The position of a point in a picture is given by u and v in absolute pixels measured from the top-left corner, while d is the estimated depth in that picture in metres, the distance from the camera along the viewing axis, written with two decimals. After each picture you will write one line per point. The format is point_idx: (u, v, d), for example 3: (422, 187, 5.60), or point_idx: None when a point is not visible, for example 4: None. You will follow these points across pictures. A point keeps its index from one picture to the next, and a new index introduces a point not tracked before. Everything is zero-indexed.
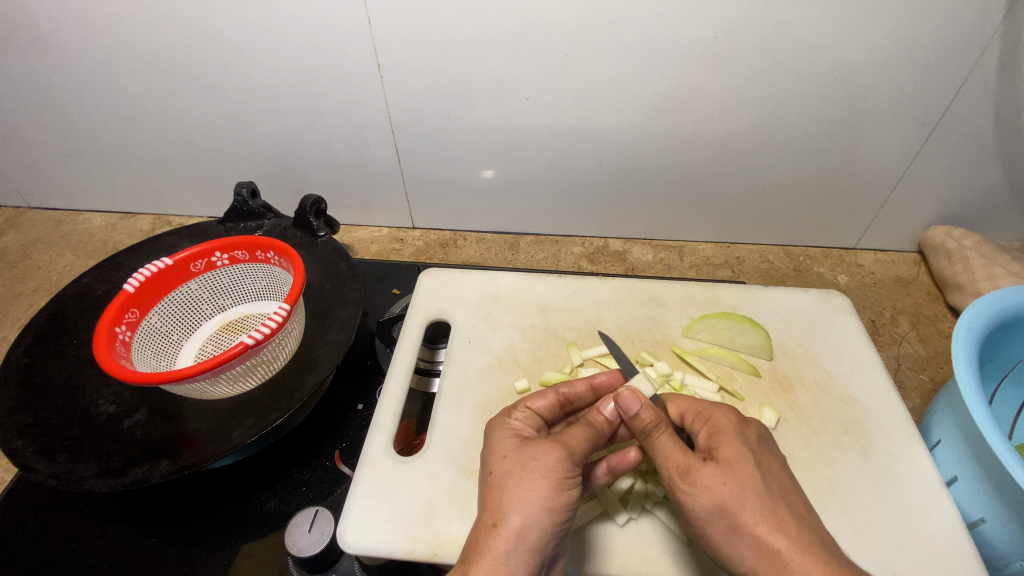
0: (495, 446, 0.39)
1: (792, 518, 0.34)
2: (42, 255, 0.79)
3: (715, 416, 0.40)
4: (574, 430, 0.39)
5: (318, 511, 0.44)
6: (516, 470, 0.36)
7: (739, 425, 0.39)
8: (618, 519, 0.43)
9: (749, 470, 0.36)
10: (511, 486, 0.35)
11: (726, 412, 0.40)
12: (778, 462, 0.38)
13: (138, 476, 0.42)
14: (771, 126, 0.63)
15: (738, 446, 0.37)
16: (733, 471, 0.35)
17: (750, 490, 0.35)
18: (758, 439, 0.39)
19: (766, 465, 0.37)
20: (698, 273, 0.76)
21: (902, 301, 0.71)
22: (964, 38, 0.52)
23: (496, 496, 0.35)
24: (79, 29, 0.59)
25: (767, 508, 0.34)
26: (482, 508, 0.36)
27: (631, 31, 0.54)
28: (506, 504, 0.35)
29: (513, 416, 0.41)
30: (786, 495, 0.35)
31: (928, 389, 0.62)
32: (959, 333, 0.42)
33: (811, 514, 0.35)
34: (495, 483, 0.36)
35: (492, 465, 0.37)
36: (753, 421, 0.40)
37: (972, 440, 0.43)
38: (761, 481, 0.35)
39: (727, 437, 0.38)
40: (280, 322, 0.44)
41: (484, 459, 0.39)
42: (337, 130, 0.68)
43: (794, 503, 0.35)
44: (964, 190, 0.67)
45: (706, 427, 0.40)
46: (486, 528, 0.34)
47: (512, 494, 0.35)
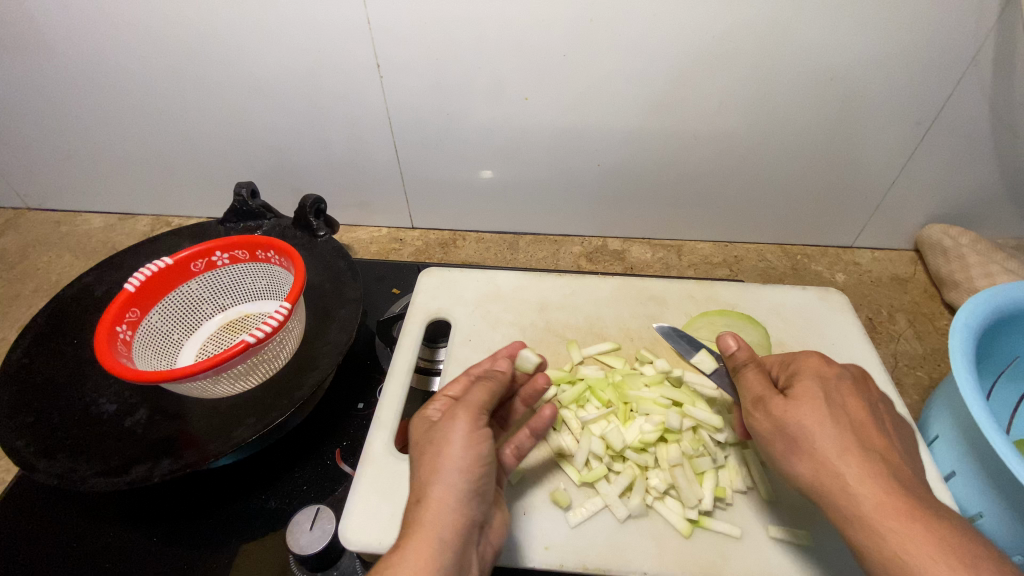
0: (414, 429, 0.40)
1: (855, 445, 0.35)
2: (41, 255, 0.79)
3: (796, 358, 0.42)
4: (473, 389, 0.40)
5: (320, 509, 0.44)
6: (429, 445, 0.36)
7: (826, 367, 0.40)
8: (619, 515, 0.43)
9: (820, 405, 0.37)
10: (426, 458, 0.35)
11: (809, 355, 0.42)
12: (864, 400, 0.38)
13: (139, 475, 0.42)
14: (769, 125, 0.63)
15: (813, 382, 0.38)
16: (801, 399, 0.37)
17: (814, 420, 0.36)
18: (843, 377, 0.39)
19: (845, 401, 0.37)
20: (697, 272, 0.76)
21: (899, 298, 0.71)
22: (961, 38, 0.53)
23: (415, 474, 0.36)
24: (80, 30, 0.59)
25: (837, 437, 0.35)
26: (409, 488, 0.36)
27: (630, 31, 0.55)
28: (424, 479, 0.35)
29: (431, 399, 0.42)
30: (859, 426, 0.36)
31: (925, 385, 0.62)
32: (956, 328, 0.43)
33: (891, 450, 0.35)
34: (416, 466, 0.36)
35: (412, 452, 0.38)
36: (839, 362, 0.41)
37: (970, 435, 0.43)
38: (832, 416, 0.36)
39: (806, 376, 0.39)
40: (280, 321, 0.44)
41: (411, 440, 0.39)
42: (337, 130, 0.68)
43: (869, 435, 0.35)
44: (960, 188, 0.67)
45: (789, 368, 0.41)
46: (411, 505, 0.34)
47: (430, 467, 0.35)
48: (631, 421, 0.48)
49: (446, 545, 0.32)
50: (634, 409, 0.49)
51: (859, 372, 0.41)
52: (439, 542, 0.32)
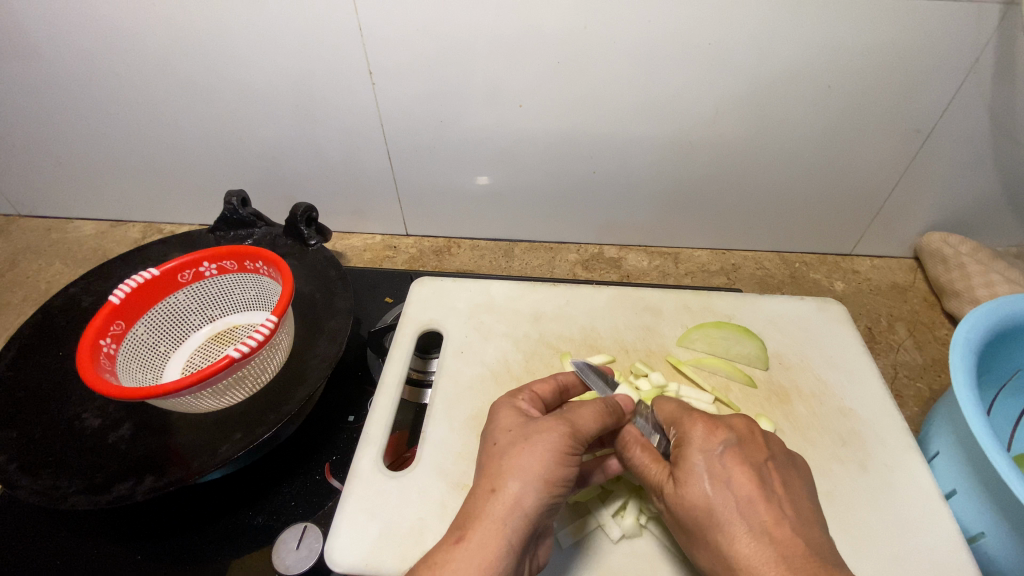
0: (498, 416, 0.39)
1: (743, 532, 0.32)
2: (30, 264, 0.78)
3: (682, 426, 0.39)
4: (583, 409, 0.38)
5: (307, 527, 0.44)
6: (519, 441, 0.35)
7: (705, 437, 0.37)
8: (612, 535, 0.42)
9: (705, 499, 0.34)
10: (513, 454, 0.34)
11: (691, 424, 0.38)
12: (751, 469, 0.35)
13: (121, 493, 0.41)
14: (768, 132, 0.62)
15: (695, 464, 0.36)
16: (682, 495, 0.35)
17: (702, 516, 0.34)
18: (726, 448, 0.36)
19: (733, 479, 0.34)
20: (694, 280, 0.75)
21: (899, 308, 0.71)
22: (959, 44, 0.52)
23: (494, 460, 0.35)
24: (67, 36, 0.59)
25: (721, 528, 0.33)
26: (481, 474, 0.35)
27: (624, 37, 0.54)
28: (504, 470, 0.34)
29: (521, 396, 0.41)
30: (747, 504, 0.33)
31: (925, 397, 0.61)
32: (957, 343, 0.42)
33: (785, 521, 0.33)
34: (497, 453, 0.36)
35: (496, 438, 0.37)
36: (723, 424, 0.38)
37: (972, 453, 0.42)
38: (720, 507, 0.34)
39: (686, 453, 0.36)
40: (267, 334, 0.43)
41: (490, 426, 0.39)
42: (328, 137, 0.68)
43: (756, 512, 0.33)
44: (960, 195, 0.66)
45: (676, 438, 0.38)
46: (483, 493, 0.33)
47: (513, 462, 0.34)
48: None
49: (505, 555, 0.31)
50: None
51: (744, 425, 0.38)
52: (503, 546, 0.31)
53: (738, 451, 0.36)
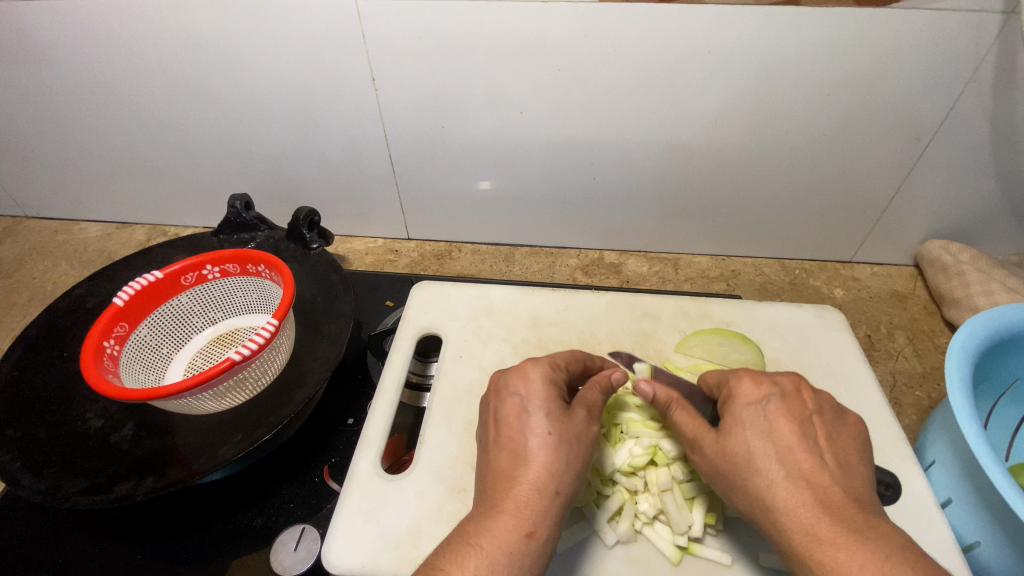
0: (541, 400, 0.39)
1: (781, 477, 0.35)
2: (36, 265, 0.79)
3: (729, 383, 0.41)
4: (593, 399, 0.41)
5: (305, 529, 0.45)
6: (572, 444, 0.37)
7: (751, 391, 0.39)
8: (607, 540, 0.42)
9: (748, 446, 0.37)
10: (572, 461, 0.37)
11: (739, 379, 0.41)
12: (794, 420, 0.37)
13: (123, 493, 0.41)
14: (767, 140, 0.62)
15: (741, 416, 0.38)
16: (724, 445, 0.38)
17: (742, 463, 0.36)
18: (770, 400, 0.38)
19: (775, 429, 0.37)
20: (693, 286, 0.76)
21: (899, 315, 0.70)
22: (960, 53, 0.52)
23: (548, 455, 0.36)
24: (77, 41, 0.60)
25: (761, 473, 0.35)
26: (539, 467, 0.36)
27: (625, 46, 0.55)
28: (563, 473, 0.36)
29: (549, 369, 0.42)
30: (787, 453, 0.35)
31: (924, 406, 0.61)
32: (953, 352, 0.42)
33: (824, 469, 0.34)
34: (555, 449, 0.36)
35: (551, 428, 0.37)
36: (769, 380, 0.40)
37: (969, 462, 0.42)
38: (760, 454, 0.36)
39: (733, 408, 0.39)
40: (268, 337, 0.44)
41: (530, 408, 0.39)
42: (332, 142, 0.68)
43: (795, 459, 0.35)
44: (961, 204, 0.66)
45: (724, 395, 0.41)
46: (549, 494, 0.35)
47: (569, 467, 0.36)
48: (620, 443, 0.46)
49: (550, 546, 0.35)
50: (624, 431, 0.47)
51: (791, 382, 0.40)
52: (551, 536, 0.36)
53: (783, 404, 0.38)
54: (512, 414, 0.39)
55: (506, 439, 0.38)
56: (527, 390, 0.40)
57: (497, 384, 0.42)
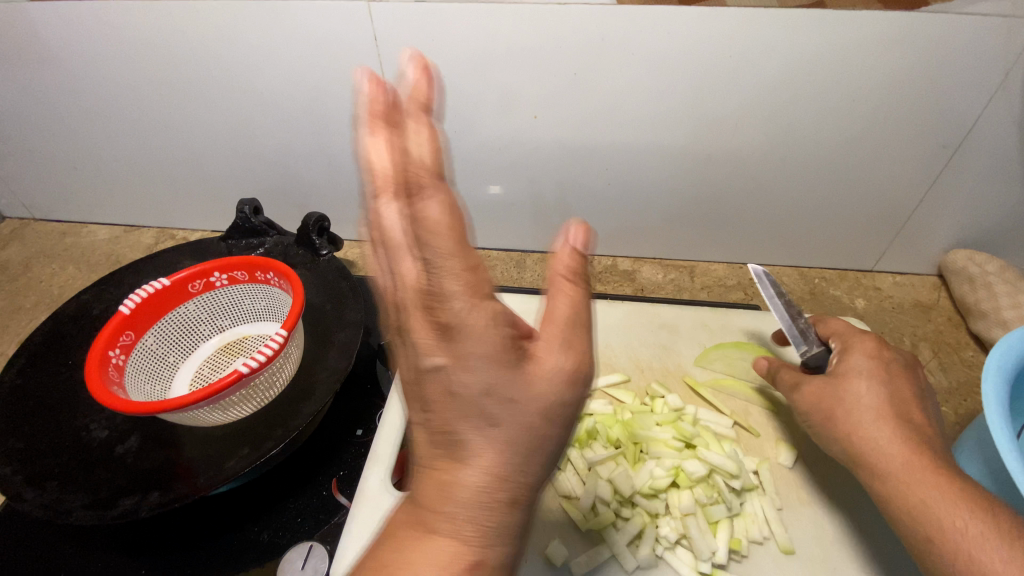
0: (472, 370, 0.24)
1: (885, 415, 0.38)
2: (43, 268, 0.78)
3: (848, 340, 0.44)
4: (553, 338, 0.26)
5: (313, 547, 0.45)
6: (529, 434, 0.25)
7: (876, 350, 0.43)
8: (627, 566, 0.41)
9: (862, 377, 0.40)
10: (531, 452, 0.26)
11: (862, 339, 0.43)
12: (910, 382, 0.41)
13: (127, 508, 0.40)
14: (787, 146, 0.61)
15: (862, 363, 0.41)
16: (840, 380, 0.41)
17: (847, 390, 0.40)
18: (893, 361, 0.42)
19: (896, 382, 0.40)
20: (710, 294, 0.74)
21: (923, 327, 0.68)
22: (990, 58, 0.51)
23: (499, 456, 0.25)
24: (84, 44, 0.59)
25: (862, 402, 0.39)
26: (488, 473, 0.25)
27: (642, 50, 0.53)
28: (524, 470, 0.26)
29: (465, 302, 0.25)
30: (898, 403, 0.39)
31: (951, 422, 0.59)
32: (988, 371, 0.40)
33: (925, 425, 0.39)
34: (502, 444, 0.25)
35: (492, 417, 0.24)
36: (888, 346, 0.43)
37: (1006, 487, 0.41)
38: (869, 386, 0.40)
39: (851, 355, 0.42)
40: (277, 348, 0.43)
41: (461, 391, 0.25)
42: (342, 147, 0.67)
43: (908, 411, 0.39)
44: (987, 213, 0.64)
45: (839, 347, 0.44)
46: (502, 507, 0.26)
47: (528, 461, 0.26)
48: (641, 464, 0.46)
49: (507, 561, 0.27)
50: (644, 451, 0.46)
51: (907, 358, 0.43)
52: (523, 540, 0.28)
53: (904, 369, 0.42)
54: (437, 397, 0.25)
55: (433, 428, 0.26)
56: (448, 352, 0.25)
57: (400, 324, 0.27)
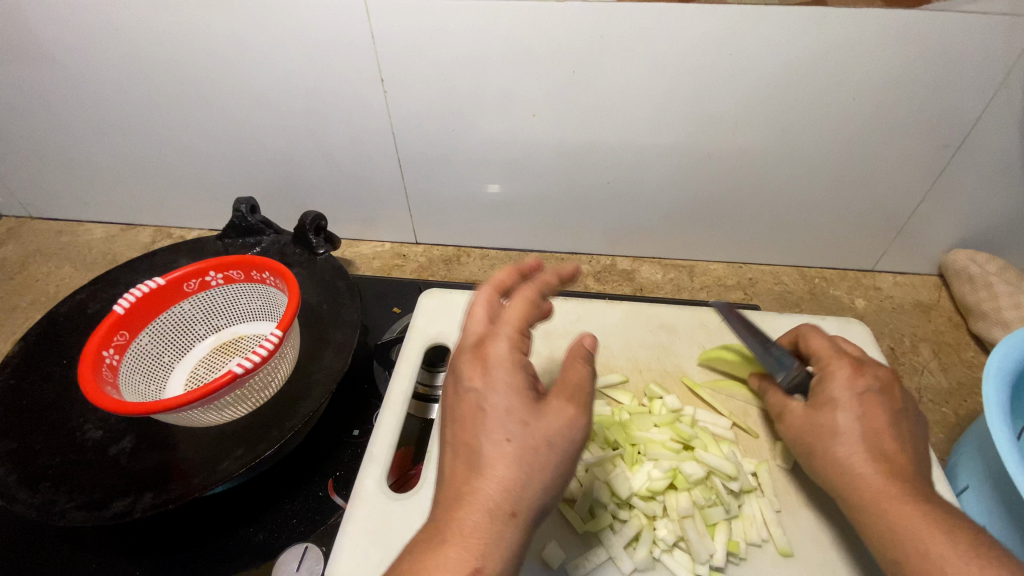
0: (501, 393, 0.32)
1: (859, 450, 0.36)
2: (40, 267, 0.78)
3: (824, 367, 0.40)
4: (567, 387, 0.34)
5: (308, 548, 0.45)
6: (534, 452, 0.31)
7: (849, 379, 0.39)
8: (624, 568, 0.41)
9: (843, 410, 0.38)
10: (535, 471, 0.31)
11: (839, 364, 0.40)
12: (887, 412, 0.37)
13: (120, 509, 0.40)
14: (787, 145, 0.60)
15: (837, 395, 0.38)
16: (815, 416, 0.39)
17: (827, 423, 0.38)
18: (868, 390, 0.38)
19: (868, 414, 0.37)
20: (709, 294, 0.74)
21: (923, 327, 0.68)
22: (992, 57, 0.50)
23: (509, 468, 0.30)
24: (80, 42, 0.59)
25: (841, 435, 0.37)
26: (494, 485, 0.30)
27: (641, 48, 0.53)
28: (524, 488, 0.30)
29: (511, 345, 0.34)
30: (871, 436, 0.36)
31: (951, 423, 0.59)
32: (989, 373, 0.40)
33: (903, 456, 0.36)
34: (511, 458, 0.30)
35: (508, 434, 0.31)
36: (868, 371, 0.39)
37: (1006, 490, 0.40)
38: (849, 419, 0.37)
39: (828, 386, 0.39)
40: (273, 348, 0.42)
41: (489, 406, 0.32)
42: (339, 145, 0.67)
43: (881, 444, 0.36)
44: (988, 213, 0.64)
45: (819, 374, 0.41)
46: (503, 515, 0.29)
47: (529, 477, 0.30)
48: (639, 465, 0.45)
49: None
50: (642, 452, 0.46)
51: (888, 378, 0.39)
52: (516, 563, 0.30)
53: (881, 396, 0.38)
54: (468, 414, 0.32)
55: (460, 446, 0.31)
56: (486, 378, 0.32)
57: (452, 364, 0.34)
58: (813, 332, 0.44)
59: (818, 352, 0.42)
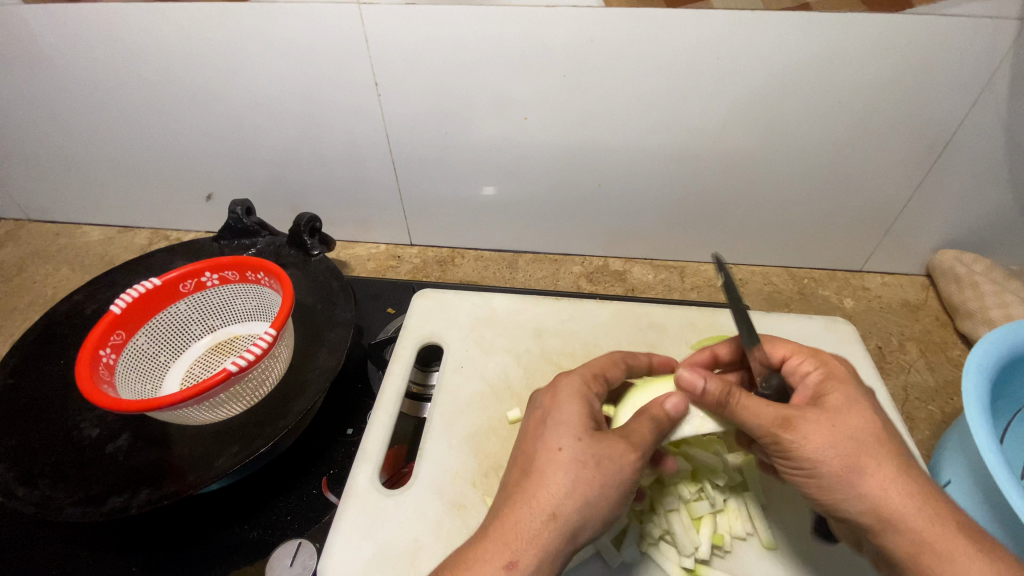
0: (564, 411, 0.38)
1: (900, 457, 0.34)
2: (37, 269, 0.79)
3: (823, 364, 0.40)
4: (640, 422, 0.38)
5: (301, 544, 0.45)
6: (586, 462, 0.34)
7: (851, 374, 0.39)
8: (611, 562, 0.41)
9: (856, 406, 0.36)
10: (580, 480, 0.34)
11: (832, 362, 0.40)
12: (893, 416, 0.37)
13: (116, 505, 0.41)
14: (776, 147, 0.61)
15: (851, 391, 0.37)
16: (842, 415, 0.35)
17: (848, 424, 0.35)
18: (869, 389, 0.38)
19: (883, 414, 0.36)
20: (700, 294, 0.74)
21: (910, 326, 0.69)
22: (974, 61, 0.51)
23: (558, 473, 0.34)
24: (78, 46, 0.59)
25: (863, 434, 0.34)
26: (532, 487, 0.34)
27: (631, 52, 0.54)
28: (565, 493, 0.34)
29: (583, 382, 0.40)
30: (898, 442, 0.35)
31: (937, 420, 0.60)
32: (969, 368, 0.41)
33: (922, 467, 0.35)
34: (558, 462, 0.35)
35: (561, 444, 0.36)
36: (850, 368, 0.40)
37: (987, 483, 0.41)
38: (869, 417, 0.35)
39: (842, 384, 0.38)
40: (266, 347, 0.43)
41: (552, 418, 0.38)
42: (334, 148, 0.68)
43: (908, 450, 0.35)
44: (974, 213, 0.65)
45: (818, 372, 0.40)
46: (541, 514, 0.33)
47: (578, 487, 0.34)
48: None
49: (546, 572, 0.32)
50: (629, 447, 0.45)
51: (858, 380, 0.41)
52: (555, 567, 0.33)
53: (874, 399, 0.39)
54: (534, 428, 0.38)
55: (521, 455, 0.37)
56: (554, 401, 0.39)
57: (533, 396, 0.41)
58: (769, 339, 0.44)
59: (784, 358, 0.42)
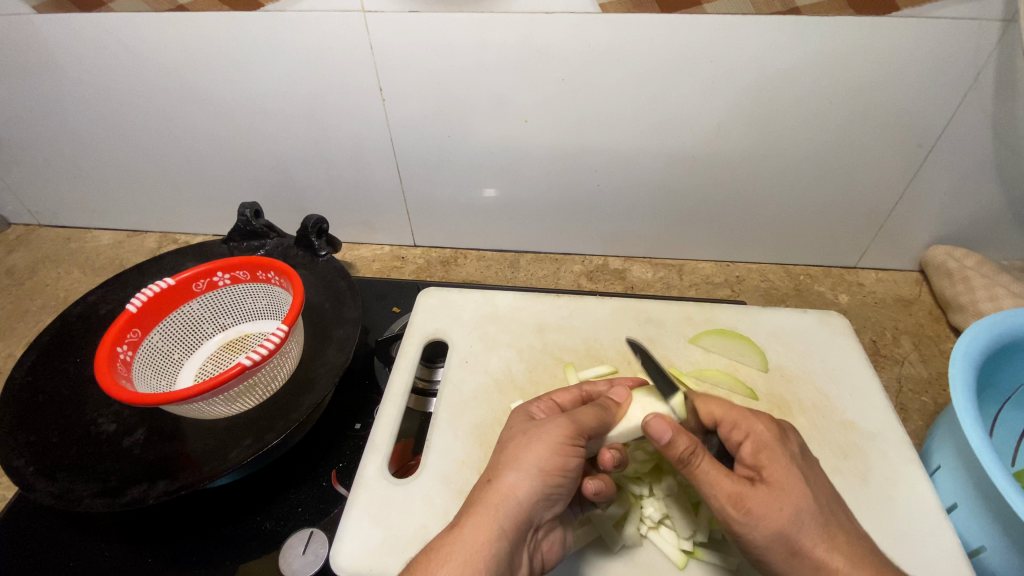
0: (513, 416, 0.43)
1: (836, 532, 0.34)
2: (49, 272, 0.81)
3: (754, 429, 0.39)
4: (584, 410, 0.41)
5: (313, 534, 0.46)
6: (519, 437, 0.39)
7: (780, 438, 0.38)
8: (612, 546, 0.43)
9: (795, 481, 0.36)
10: (511, 448, 0.38)
11: (762, 425, 0.39)
12: (826, 479, 0.38)
13: (135, 496, 0.42)
14: (770, 146, 0.63)
15: (785, 467, 0.36)
16: (779, 496, 0.35)
17: (790, 502, 0.35)
18: (802, 454, 0.38)
19: (817, 485, 0.36)
20: (697, 291, 0.76)
21: (904, 320, 0.71)
22: (960, 61, 0.53)
23: (500, 453, 0.39)
24: (88, 52, 0.61)
25: (803, 515, 0.34)
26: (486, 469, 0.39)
27: (627, 56, 0.56)
28: (501, 463, 0.37)
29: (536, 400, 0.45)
30: (833, 513, 0.35)
31: (931, 411, 0.61)
32: (956, 357, 0.42)
33: (858, 531, 0.35)
34: (500, 448, 0.39)
35: (503, 436, 0.41)
36: (777, 423, 0.40)
37: (975, 467, 0.43)
38: (807, 492, 0.35)
39: (773, 455, 0.37)
40: (279, 341, 0.45)
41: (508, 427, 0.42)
42: (340, 151, 0.69)
43: (841, 519, 0.35)
44: (964, 209, 0.66)
45: (748, 441, 0.39)
46: (482, 483, 0.37)
47: (513, 455, 0.37)
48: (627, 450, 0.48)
49: (496, 536, 0.34)
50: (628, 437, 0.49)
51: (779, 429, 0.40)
52: (495, 531, 0.34)
53: (805, 459, 0.38)
54: None
55: None
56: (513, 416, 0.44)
57: None
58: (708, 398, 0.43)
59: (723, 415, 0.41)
